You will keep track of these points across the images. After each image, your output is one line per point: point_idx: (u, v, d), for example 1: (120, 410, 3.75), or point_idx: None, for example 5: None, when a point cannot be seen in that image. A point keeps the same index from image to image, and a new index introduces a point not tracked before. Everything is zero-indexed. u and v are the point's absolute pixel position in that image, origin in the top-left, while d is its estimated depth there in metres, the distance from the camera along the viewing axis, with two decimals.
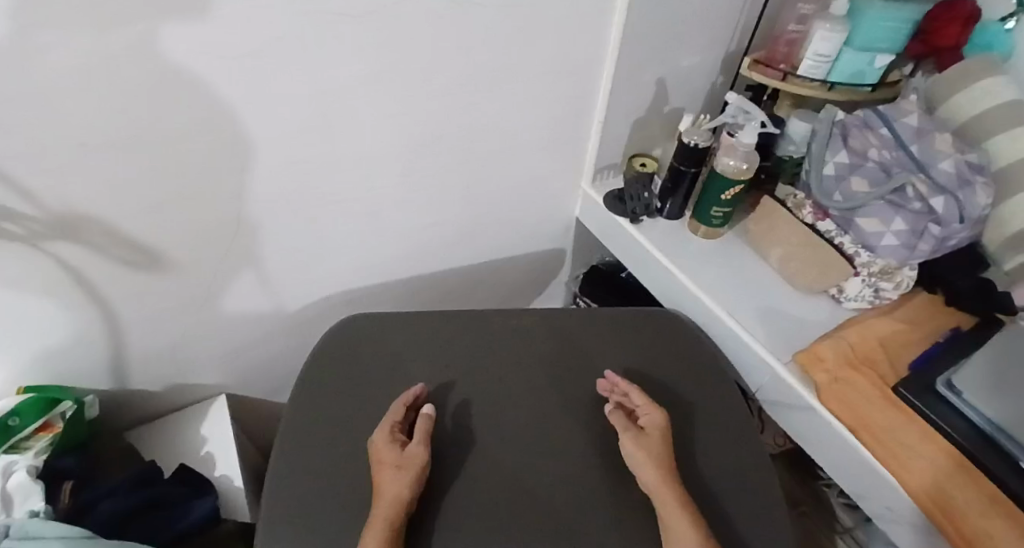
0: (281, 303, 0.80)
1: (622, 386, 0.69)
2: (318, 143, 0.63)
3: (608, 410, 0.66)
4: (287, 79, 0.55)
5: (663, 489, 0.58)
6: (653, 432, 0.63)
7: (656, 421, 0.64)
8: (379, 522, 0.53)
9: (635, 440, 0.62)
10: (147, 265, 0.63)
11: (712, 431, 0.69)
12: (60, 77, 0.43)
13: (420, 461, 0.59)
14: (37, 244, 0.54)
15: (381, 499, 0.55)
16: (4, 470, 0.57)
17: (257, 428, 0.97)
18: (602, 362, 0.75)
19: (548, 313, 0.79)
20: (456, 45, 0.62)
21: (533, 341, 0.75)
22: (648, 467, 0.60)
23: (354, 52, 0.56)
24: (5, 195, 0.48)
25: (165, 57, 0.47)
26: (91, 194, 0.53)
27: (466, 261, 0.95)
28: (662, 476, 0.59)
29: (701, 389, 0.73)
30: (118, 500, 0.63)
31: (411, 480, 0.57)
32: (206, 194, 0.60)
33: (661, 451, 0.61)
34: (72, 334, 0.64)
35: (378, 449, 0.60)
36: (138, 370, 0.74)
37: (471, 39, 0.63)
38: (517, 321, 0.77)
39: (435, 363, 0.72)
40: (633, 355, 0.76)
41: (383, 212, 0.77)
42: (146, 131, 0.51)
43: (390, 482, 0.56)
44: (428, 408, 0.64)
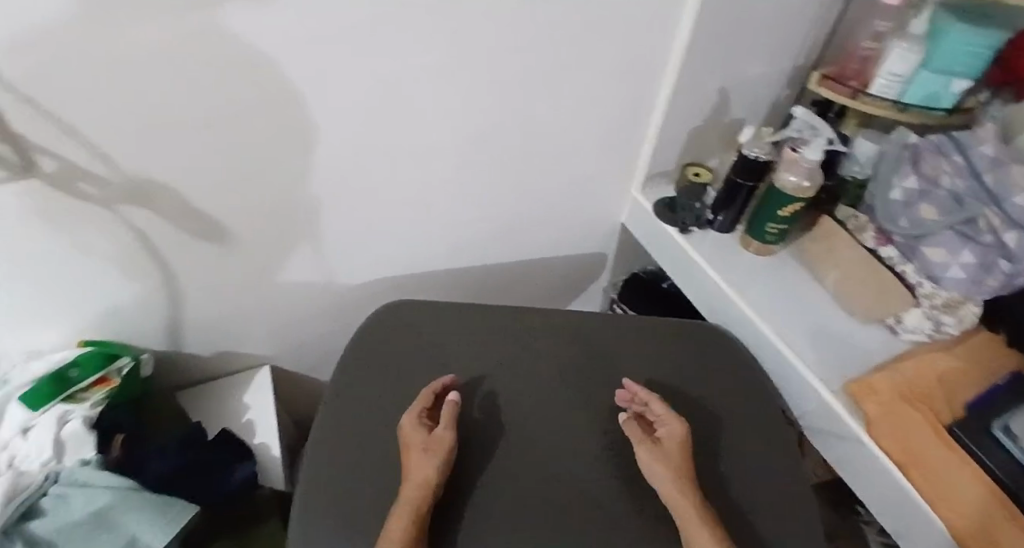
0: (328, 283, 0.81)
1: (641, 397, 0.67)
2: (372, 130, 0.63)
3: (625, 419, 0.65)
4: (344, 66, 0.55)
5: (684, 502, 0.56)
6: (671, 444, 0.61)
7: (674, 432, 0.62)
8: (406, 504, 0.54)
9: (653, 453, 0.61)
10: (207, 234, 0.64)
11: (749, 452, 0.67)
12: (145, 50, 0.45)
13: (448, 445, 0.59)
14: (111, 206, 0.56)
15: (409, 480, 0.56)
16: (61, 417, 0.58)
17: (292, 406, 0.99)
18: (641, 370, 0.74)
19: (581, 316, 0.78)
20: (512, 44, 0.62)
21: (566, 346, 0.74)
22: (670, 480, 0.58)
23: (410, 43, 0.56)
24: (84, 157, 0.50)
25: (230, 39, 0.48)
26: (163, 162, 0.54)
27: (510, 256, 0.95)
28: (683, 489, 0.57)
29: (742, 409, 0.71)
30: (166, 460, 0.63)
31: (439, 463, 0.57)
32: (268, 171, 0.62)
33: (680, 462, 0.60)
34: (130, 298, 0.67)
35: (406, 434, 0.60)
36: (188, 336, 0.76)
37: (528, 38, 0.62)
38: (553, 322, 0.77)
39: (470, 357, 0.72)
40: (675, 367, 0.74)
41: (432, 201, 0.77)
42: (216, 105, 0.52)
43: (418, 464, 0.57)
44: (453, 396, 0.64)
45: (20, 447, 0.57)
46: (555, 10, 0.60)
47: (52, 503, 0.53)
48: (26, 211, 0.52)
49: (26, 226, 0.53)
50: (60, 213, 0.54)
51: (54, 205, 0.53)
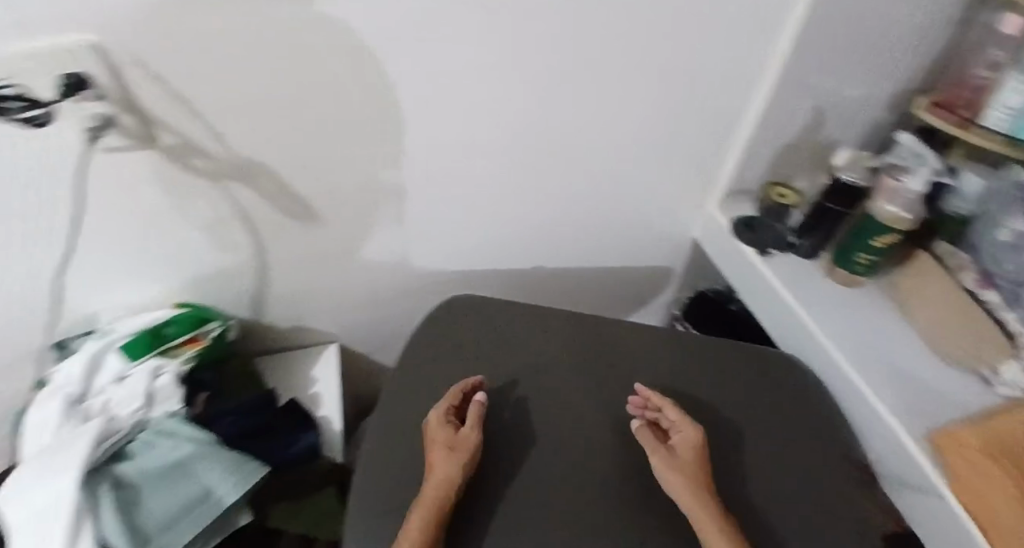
0: (398, 271, 0.83)
1: (654, 402, 0.67)
2: (458, 127, 0.65)
3: (637, 426, 0.64)
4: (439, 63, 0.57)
5: (700, 511, 0.56)
6: (686, 452, 0.61)
7: (688, 439, 0.63)
8: (427, 502, 0.54)
9: (668, 462, 0.60)
10: (298, 214, 0.68)
11: (780, 481, 0.65)
12: (267, 35, 0.48)
13: (473, 443, 0.59)
14: (219, 183, 0.59)
15: (432, 476, 0.57)
16: (154, 370, 0.62)
17: (352, 386, 1.02)
18: (671, 382, 0.73)
19: (613, 329, 0.77)
20: (604, 52, 0.62)
21: (603, 360, 0.73)
22: (684, 487, 0.58)
23: (505, 46, 0.58)
24: (201, 134, 0.54)
25: (342, 33, 0.51)
26: (268, 144, 0.58)
27: (576, 262, 0.94)
28: (700, 499, 0.57)
29: (774, 436, 0.69)
30: (243, 419, 0.67)
31: (462, 464, 0.57)
32: (358, 158, 0.64)
33: (695, 470, 0.60)
34: (223, 268, 0.71)
35: (430, 429, 0.61)
36: (268, 308, 0.81)
37: (620, 47, 0.62)
38: (599, 331, 0.76)
39: (507, 359, 0.72)
40: (711, 385, 0.73)
41: (506, 199, 0.78)
42: (319, 92, 0.56)
43: (442, 462, 0.57)
44: (479, 396, 0.64)
45: (114, 392, 0.60)
46: (651, 20, 0.60)
47: (141, 447, 0.57)
48: (146, 178, 0.56)
49: (143, 193, 0.57)
50: (174, 186, 0.58)
51: (169, 176, 0.57)
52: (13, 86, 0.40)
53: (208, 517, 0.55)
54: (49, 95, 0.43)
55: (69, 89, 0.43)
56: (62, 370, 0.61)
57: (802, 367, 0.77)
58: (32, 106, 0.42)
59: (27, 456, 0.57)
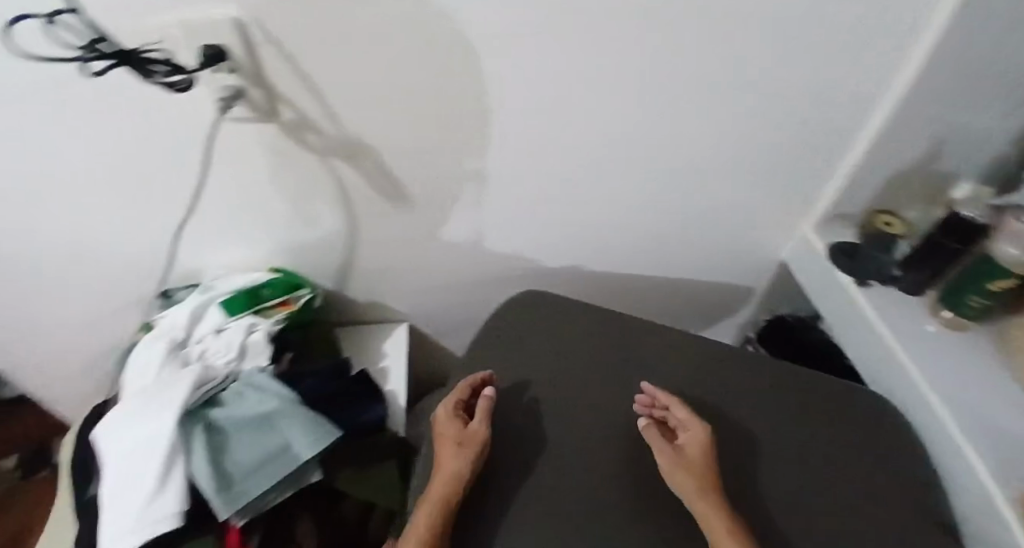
0: (475, 260, 0.84)
1: (662, 401, 0.66)
2: (554, 130, 0.66)
3: (643, 423, 0.64)
4: (544, 66, 0.58)
5: (710, 512, 0.55)
6: (694, 451, 0.61)
7: (697, 439, 0.62)
8: (434, 497, 0.57)
9: (673, 460, 0.60)
10: (390, 196, 0.70)
11: (803, 504, 0.62)
12: (383, 25, 0.50)
13: (482, 438, 0.61)
14: (325, 159, 0.62)
15: (441, 470, 0.59)
16: (249, 326, 0.66)
17: (418, 365, 1.05)
18: (685, 387, 0.71)
19: (634, 331, 0.75)
20: (713, 68, 0.60)
21: (625, 365, 0.72)
22: (690, 487, 0.58)
23: (613, 55, 0.57)
24: (316, 112, 0.57)
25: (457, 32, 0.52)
26: (374, 125, 0.60)
27: (654, 269, 0.92)
28: (705, 497, 0.57)
29: (792, 457, 0.65)
30: (320, 383, 0.70)
31: (471, 460, 0.59)
32: (453, 148, 0.66)
33: (703, 470, 0.59)
34: (315, 239, 0.75)
35: (440, 426, 0.63)
36: (353, 282, 0.84)
37: (732, 63, 0.60)
38: (645, 338, 0.75)
39: (526, 363, 0.71)
40: (731, 397, 0.70)
41: (592, 201, 0.77)
42: (427, 86, 0.57)
43: (449, 457, 0.59)
44: (488, 391, 0.65)
45: (211, 343, 0.65)
46: (769, 40, 0.58)
47: (231, 395, 0.61)
48: (261, 149, 0.60)
49: (259, 165, 0.62)
50: (285, 159, 0.62)
51: (283, 149, 0.60)
52: (165, 52, 0.47)
53: (286, 468, 0.58)
54: (193, 63, 0.48)
55: (205, 59, 0.47)
56: (168, 317, 0.66)
57: (839, 392, 0.72)
58: (174, 71, 0.47)
59: (129, 392, 0.61)
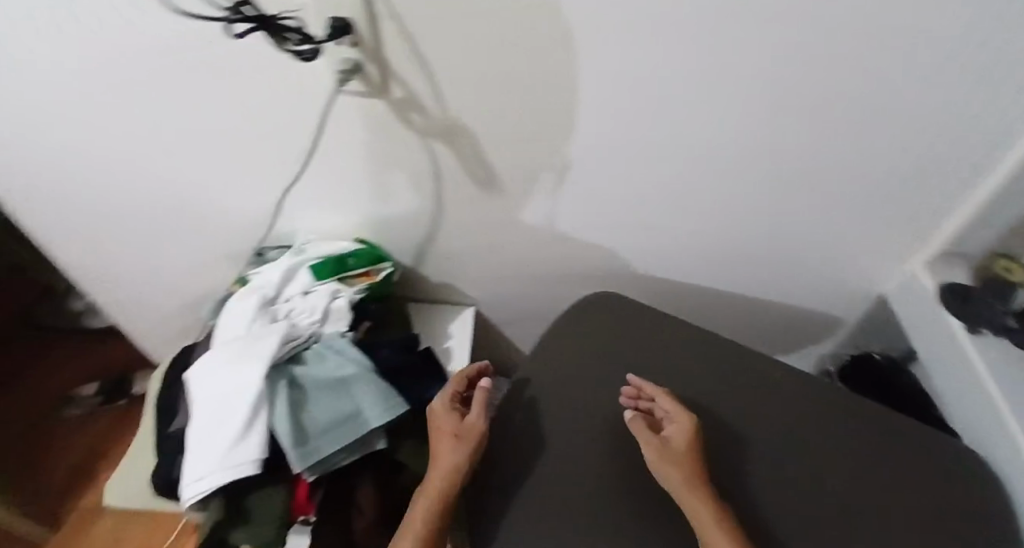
0: (553, 255, 0.83)
1: (648, 393, 0.64)
2: (656, 136, 0.64)
3: (629, 415, 0.62)
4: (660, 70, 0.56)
5: (702, 511, 0.53)
6: (681, 446, 0.58)
7: (683, 433, 0.59)
8: (430, 491, 0.56)
9: (658, 453, 0.58)
10: (480, 182, 0.70)
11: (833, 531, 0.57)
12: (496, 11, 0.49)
13: (479, 432, 0.60)
14: (425, 139, 0.63)
15: (438, 464, 0.58)
16: (333, 292, 0.69)
17: (483, 349, 1.06)
18: (673, 383, 0.68)
19: (645, 329, 0.73)
20: (842, 91, 0.56)
21: (634, 365, 0.70)
22: (677, 481, 0.56)
23: (735, 67, 0.55)
24: (425, 91, 0.57)
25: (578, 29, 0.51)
26: (478, 111, 0.60)
27: (738, 287, 0.88)
28: (692, 492, 0.55)
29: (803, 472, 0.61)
30: (393, 355, 0.71)
31: (468, 453, 0.58)
32: (546, 143, 0.65)
33: (689, 463, 0.57)
34: (401, 215, 0.76)
35: (436, 417, 0.61)
36: (431, 261, 0.85)
37: (865, 87, 0.56)
38: (661, 341, 0.72)
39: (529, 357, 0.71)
40: (722, 397, 0.67)
41: (684, 211, 0.74)
42: (537, 80, 0.57)
43: (446, 451, 0.58)
44: (485, 382, 0.64)
45: (297, 303, 0.68)
46: (912, 65, 0.53)
47: (313, 356, 0.65)
48: (366, 122, 0.61)
49: (361, 138, 0.64)
50: (389, 135, 0.63)
51: (388, 126, 0.62)
52: (298, 21, 0.50)
53: (354, 434, 0.60)
54: (320, 35, 0.51)
55: (332, 30, 0.49)
56: (263, 275, 0.70)
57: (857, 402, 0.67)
58: (305, 41, 0.49)
59: (222, 338, 0.66)
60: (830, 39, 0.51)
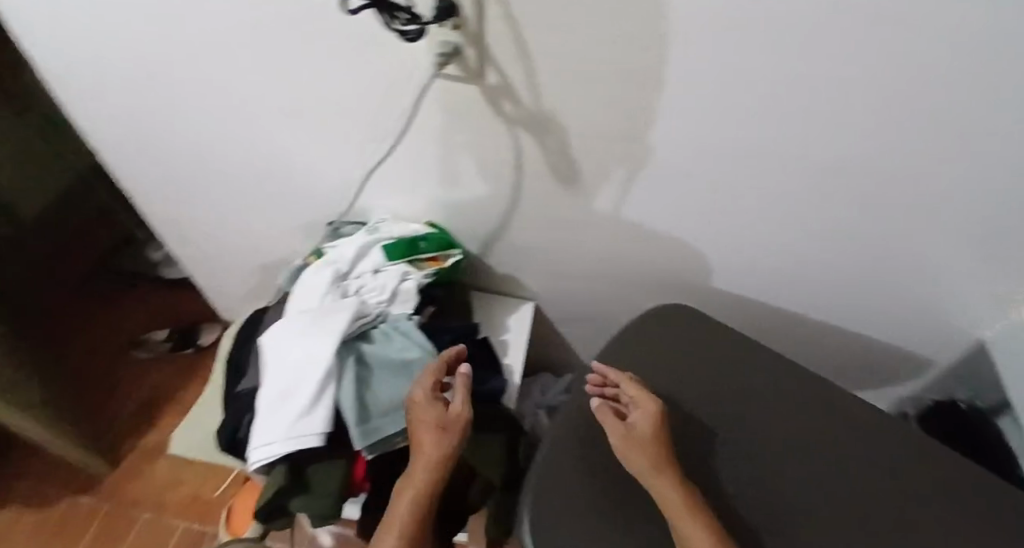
0: (622, 257, 0.81)
1: (613, 379, 0.65)
2: (756, 156, 0.59)
3: (597, 404, 0.62)
4: (774, 90, 0.51)
5: (672, 499, 0.53)
6: (645, 431, 0.58)
7: (648, 417, 0.59)
8: (413, 486, 0.56)
9: (623, 440, 0.58)
10: (561, 177, 0.68)
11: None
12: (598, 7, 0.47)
13: (465, 421, 0.58)
14: (513, 128, 0.62)
15: (420, 457, 0.56)
16: (402, 274, 0.69)
17: (539, 343, 1.05)
18: (699, 386, 0.66)
19: (680, 331, 0.70)
20: (975, 130, 0.50)
21: (665, 375, 0.67)
22: (644, 468, 0.55)
23: (861, 91, 0.50)
24: (520, 80, 0.56)
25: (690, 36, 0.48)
26: (566, 104, 0.58)
27: (818, 312, 0.83)
28: (658, 473, 0.54)
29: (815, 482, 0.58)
30: (454, 343, 0.71)
31: (453, 444, 0.57)
32: (630, 145, 0.62)
33: (654, 447, 0.56)
34: (476, 199, 0.75)
35: (416, 404, 0.58)
36: (499, 250, 0.85)
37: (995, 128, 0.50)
38: (714, 353, 0.68)
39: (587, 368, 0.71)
40: (771, 416, 0.63)
41: (768, 232, 0.70)
42: (636, 83, 0.54)
43: (430, 443, 0.56)
44: (465, 367, 0.61)
45: (368, 281, 0.69)
46: None
47: (380, 336, 0.66)
48: (456, 105, 0.61)
49: (446, 123, 0.63)
50: (478, 121, 0.62)
51: (479, 110, 0.61)
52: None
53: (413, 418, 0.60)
54: (428, 14, 0.50)
55: (440, 12, 0.48)
56: (338, 249, 0.71)
57: (865, 413, 0.63)
58: (412, 21, 0.48)
59: (296, 308, 0.67)
60: (975, 74, 0.45)
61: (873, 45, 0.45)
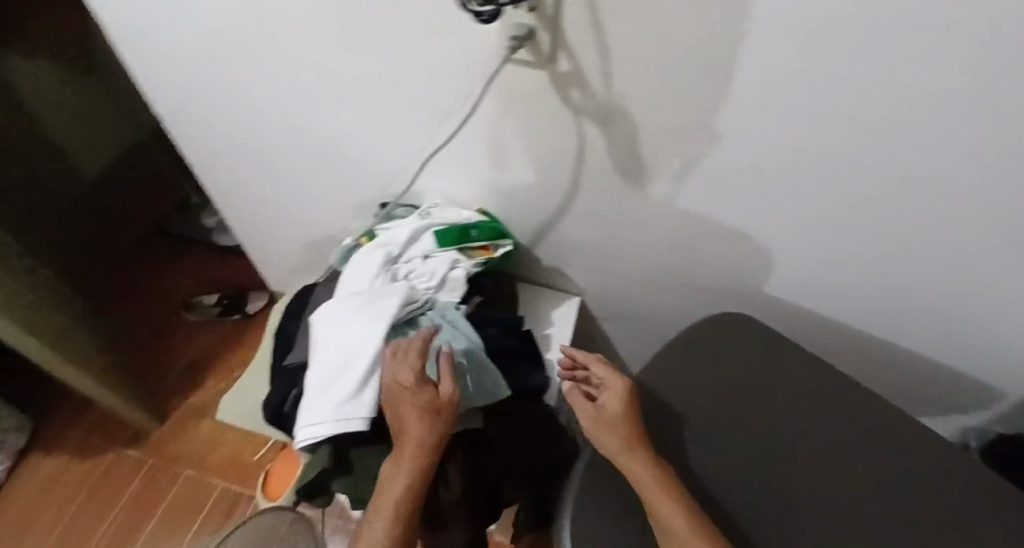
0: (678, 260, 0.77)
1: (581, 361, 0.66)
2: (838, 163, 0.55)
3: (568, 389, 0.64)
4: (870, 93, 0.47)
5: (649, 480, 0.53)
6: (614, 408, 0.59)
7: (616, 396, 0.60)
8: (403, 470, 0.54)
9: (593, 421, 0.59)
10: (622, 173, 0.65)
11: None
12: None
13: (453, 403, 0.56)
14: (578, 118, 0.60)
15: (406, 440, 0.55)
16: (453, 262, 0.69)
17: (582, 339, 1.03)
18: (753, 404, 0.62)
19: (723, 339, 0.67)
20: None
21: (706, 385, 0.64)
22: (615, 447, 0.55)
23: (965, 104, 0.45)
24: (592, 69, 0.54)
25: (783, 30, 0.44)
26: (635, 98, 0.55)
27: (886, 335, 0.77)
28: (627, 450, 0.55)
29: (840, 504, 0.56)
30: (499, 335, 0.70)
31: (443, 427, 0.55)
32: (698, 146, 0.59)
33: (625, 425, 0.57)
34: (532, 190, 0.73)
35: (397, 386, 0.56)
36: (549, 243, 0.83)
37: None
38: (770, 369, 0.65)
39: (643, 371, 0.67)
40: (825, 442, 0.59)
41: (841, 246, 0.65)
42: (717, 79, 0.50)
43: (416, 425, 0.55)
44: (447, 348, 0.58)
45: (418, 266, 0.68)
46: None
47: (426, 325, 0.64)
48: (521, 91, 0.59)
49: (509, 108, 0.61)
50: (544, 109, 0.60)
51: (546, 98, 0.59)
52: None
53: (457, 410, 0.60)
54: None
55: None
56: (391, 231, 0.71)
57: (925, 442, 0.59)
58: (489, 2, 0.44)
59: (346, 289, 0.67)
60: None
61: (965, 51, 0.41)
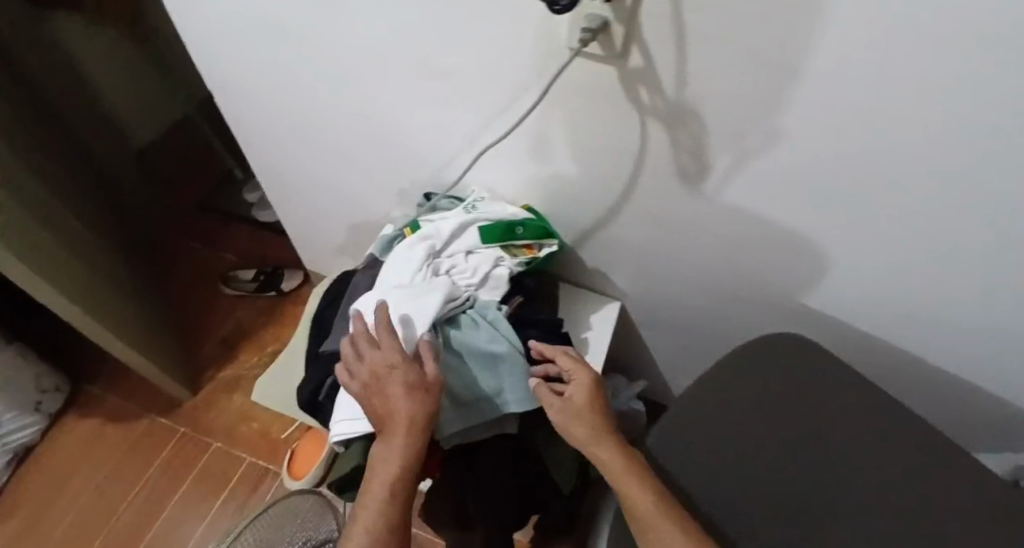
0: (730, 273, 0.73)
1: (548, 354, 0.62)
2: (926, 185, 0.50)
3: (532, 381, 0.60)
4: (952, 111, 0.43)
5: (622, 469, 0.50)
6: (581, 399, 0.57)
7: (583, 385, 0.58)
8: (392, 449, 0.51)
9: (561, 412, 0.56)
10: (683, 178, 0.62)
11: None
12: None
13: (437, 381, 0.54)
14: (644, 117, 0.56)
15: (388, 419, 0.52)
16: (496, 258, 0.68)
17: (620, 344, 0.99)
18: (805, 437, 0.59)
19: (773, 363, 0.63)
20: None
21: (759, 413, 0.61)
22: (586, 435, 0.54)
23: None
24: (666, 68, 0.50)
25: (884, 39, 0.40)
26: (707, 102, 0.52)
27: (954, 371, 0.72)
28: (598, 440, 0.53)
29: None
30: (542, 338, 0.68)
31: (430, 406, 0.53)
32: (768, 157, 0.55)
33: (592, 416, 0.55)
34: (584, 190, 0.70)
35: (377, 364, 0.54)
36: (596, 245, 0.79)
37: None
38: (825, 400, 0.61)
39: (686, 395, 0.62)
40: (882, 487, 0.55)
41: (914, 275, 0.60)
42: (804, 85, 0.46)
43: (399, 400, 0.52)
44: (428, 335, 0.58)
45: (461, 262, 0.67)
46: None
47: (467, 323, 0.63)
48: (586, 86, 0.56)
49: (571, 103, 0.59)
50: (609, 106, 0.57)
51: (612, 95, 0.56)
52: None
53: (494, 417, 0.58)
54: None
55: None
56: (434, 224, 0.69)
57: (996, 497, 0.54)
58: None
59: (387, 281, 0.66)
60: None
61: None
